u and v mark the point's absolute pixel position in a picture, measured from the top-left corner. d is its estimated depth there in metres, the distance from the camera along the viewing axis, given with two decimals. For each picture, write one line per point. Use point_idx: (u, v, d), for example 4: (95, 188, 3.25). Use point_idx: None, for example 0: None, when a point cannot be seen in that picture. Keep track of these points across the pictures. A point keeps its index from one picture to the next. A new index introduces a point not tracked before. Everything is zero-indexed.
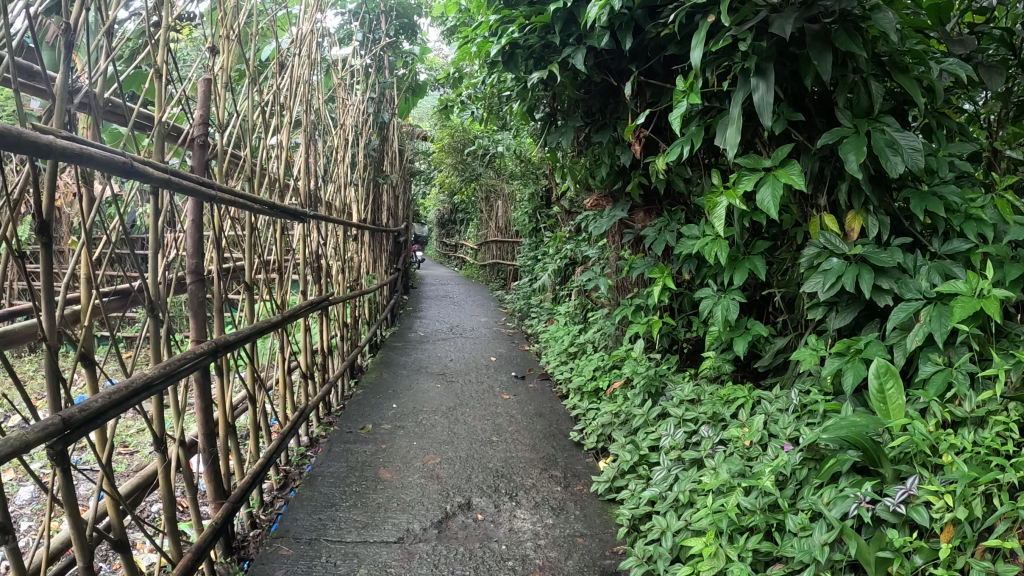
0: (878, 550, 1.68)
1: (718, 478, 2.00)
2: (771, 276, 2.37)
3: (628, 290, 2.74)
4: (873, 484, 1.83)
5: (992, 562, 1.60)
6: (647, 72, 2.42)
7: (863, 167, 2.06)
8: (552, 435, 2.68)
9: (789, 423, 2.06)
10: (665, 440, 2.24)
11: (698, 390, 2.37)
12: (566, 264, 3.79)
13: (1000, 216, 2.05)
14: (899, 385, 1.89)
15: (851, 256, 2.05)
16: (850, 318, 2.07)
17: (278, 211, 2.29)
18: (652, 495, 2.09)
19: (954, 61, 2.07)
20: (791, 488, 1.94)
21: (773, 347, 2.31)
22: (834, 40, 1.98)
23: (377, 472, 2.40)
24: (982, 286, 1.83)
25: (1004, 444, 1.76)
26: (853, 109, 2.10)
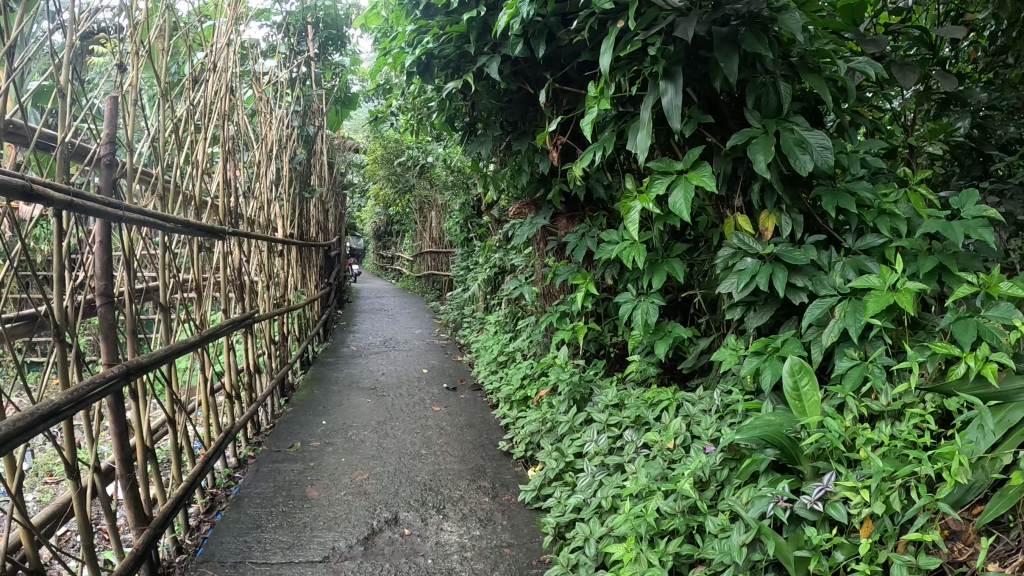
0: (797, 549, 1.68)
1: (639, 483, 1.96)
2: (691, 278, 2.35)
3: (554, 297, 2.74)
4: (791, 482, 1.80)
5: (913, 556, 1.60)
6: (563, 79, 2.42)
7: (774, 167, 2.05)
8: (482, 446, 2.66)
9: (712, 424, 2.03)
10: (590, 445, 2.22)
11: (622, 394, 2.35)
12: (496, 273, 3.84)
13: (914, 210, 2.03)
14: (813, 381, 1.84)
15: (765, 255, 2.03)
16: (767, 317, 2.04)
17: (193, 229, 2.25)
18: (576, 502, 2.06)
19: (863, 60, 2.10)
20: (711, 489, 1.91)
21: (696, 348, 2.30)
22: (741, 42, 1.98)
23: (304, 491, 2.37)
24: (894, 280, 1.80)
25: (921, 436, 1.73)
26: (764, 110, 2.10)
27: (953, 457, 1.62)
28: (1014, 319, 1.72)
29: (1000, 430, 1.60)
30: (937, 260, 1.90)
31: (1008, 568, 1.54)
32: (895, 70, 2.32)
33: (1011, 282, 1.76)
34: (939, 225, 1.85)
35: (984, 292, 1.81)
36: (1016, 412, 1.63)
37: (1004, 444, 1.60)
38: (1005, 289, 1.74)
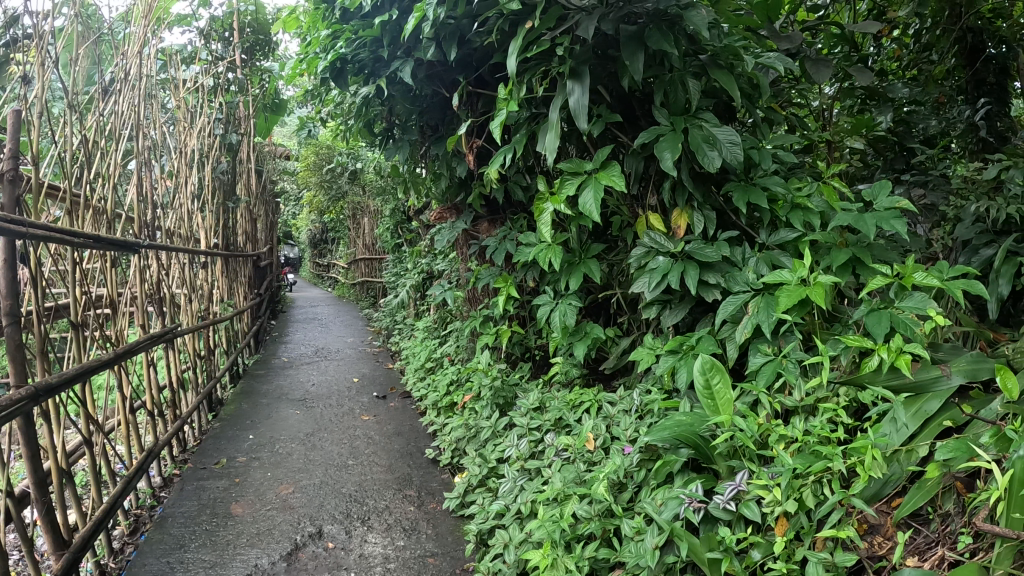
0: (708, 551, 1.56)
1: (554, 487, 1.90)
2: (610, 278, 2.34)
3: (479, 302, 2.75)
4: (705, 481, 1.69)
5: (829, 554, 1.47)
6: (477, 82, 2.43)
7: (683, 164, 2.03)
8: (410, 454, 2.66)
9: (630, 424, 1.97)
10: (511, 450, 2.18)
11: (545, 397, 2.32)
12: (425, 278, 4.05)
13: (826, 203, 2.01)
14: (726, 378, 1.70)
15: (676, 253, 2.00)
16: (683, 314, 2.02)
17: (105, 244, 2.18)
18: (497, 508, 1.99)
19: (772, 55, 2.10)
20: (628, 492, 1.83)
21: (617, 349, 2.28)
22: (646, 39, 1.96)
23: (229, 508, 2.31)
24: (806, 275, 1.74)
25: (835, 432, 1.61)
26: (672, 107, 2.08)
27: (866, 452, 1.50)
28: (928, 310, 1.62)
29: (914, 423, 1.53)
30: (850, 253, 1.86)
31: (927, 564, 1.41)
32: (808, 63, 2.35)
33: (925, 272, 1.68)
34: (850, 219, 1.80)
35: (898, 285, 1.74)
36: (931, 403, 1.55)
37: (919, 436, 1.53)
38: (919, 279, 1.65)
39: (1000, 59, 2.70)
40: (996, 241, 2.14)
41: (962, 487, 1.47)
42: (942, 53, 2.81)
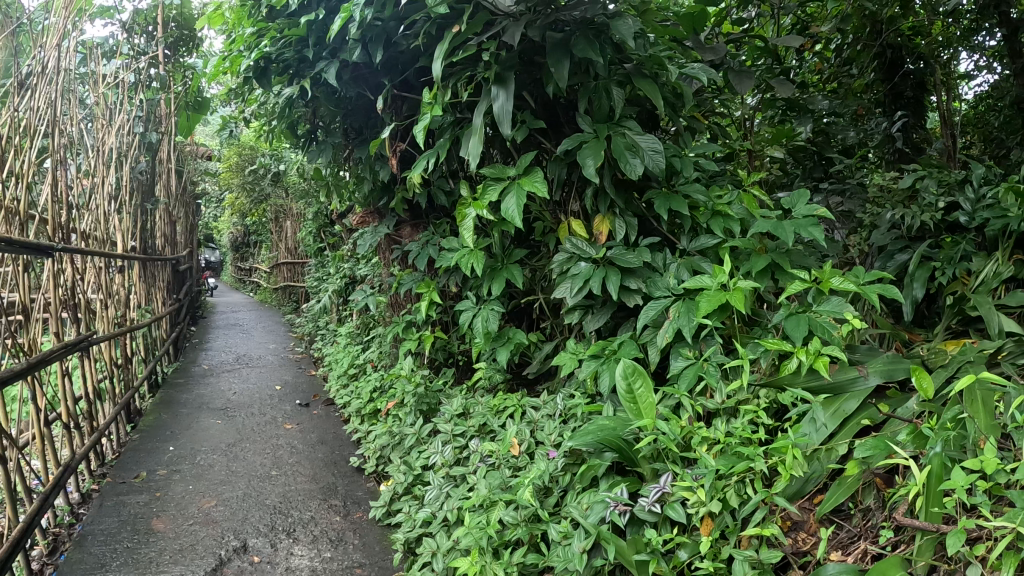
0: (636, 553, 1.55)
1: (480, 494, 1.86)
2: (533, 283, 2.34)
3: (401, 307, 2.75)
4: (630, 485, 1.68)
5: (755, 551, 1.47)
6: (402, 86, 2.43)
7: (606, 171, 2.04)
8: (334, 463, 2.63)
9: (554, 429, 1.95)
10: (435, 457, 2.14)
11: (469, 402, 2.31)
12: (347, 283, 4.04)
13: (746, 211, 2.06)
14: (647, 382, 1.69)
15: (599, 259, 2.00)
16: (605, 319, 2.03)
17: (20, 248, 2.06)
18: (424, 516, 1.95)
19: (697, 66, 2.12)
20: (554, 496, 1.81)
21: (540, 353, 2.28)
22: (573, 47, 1.95)
23: (150, 524, 2.22)
24: (727, 280, 1.75)
25: (756, 432, 1.61)
26: (596, 114, 2.08)
27: (787, 451, 1.52)
28: (845, 313, 1.66)
29: (832, 421, 1.57)
30: (768, 259, 1.88)
31: (851, 557, 1.43)
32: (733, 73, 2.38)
33: (842, 276, 1.72)
34: (770, 226, 1.82)
35: (816, 289, 1.76)
36: (850, 403, 1.60)
37: (838, 435, 1.57)
38: (836, 283, 1.69)
39: (916, 74, 3.33)
40: (911, 246, 2.28)
41: (881, 483, 1.50)
42: (863, 67, 3.40)
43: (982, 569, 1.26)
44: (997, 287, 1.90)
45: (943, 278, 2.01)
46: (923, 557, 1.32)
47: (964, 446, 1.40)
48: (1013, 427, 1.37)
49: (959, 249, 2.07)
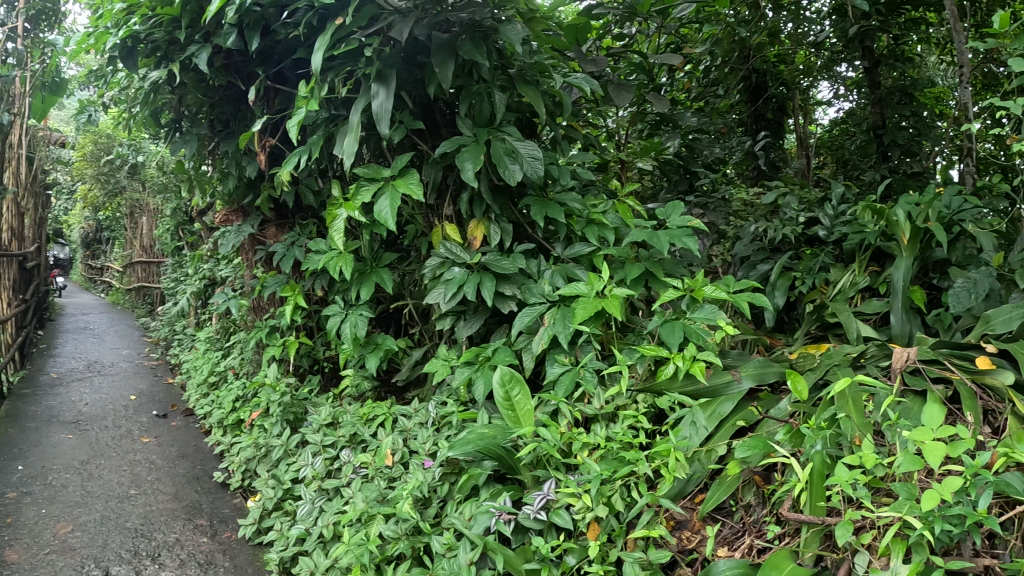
0: (525, 562, 1.48)
1: (358, 508, 1.68)
2: (402, 288, 2.15)
3: (264, 311, 2.65)
4: (513, 492, 1.56)
5: (643, 552, 1.43)
6: (275, 78, 2.35)
7: (484, 177, 1.79)
8: (196, 479, 2.46)
9: (429, 436, 1.79)
10: (305, 470, 1.91)
11: (337, 411, 2.11)
12: (206, 285, 3.78)
13: (621, 220, 1.79)
14: (525, 389, 1.53)
15: (473, 266, 1.71)
16: (478, 326, 1.74)
17: None
18: (297, 533, 1.73)
19: (581, 75, 1.99)
20: (434, 507, 1.65)
21: (410, 359, 2.08)
22: (459, 48, 1.82)
23: (1, 555, 1.96)
24: (603, 286, 1.54)
25: (637, 436, 1.53)
26: (475, 119, 1.94)
27: (669, 454, 1.46)
28: (720, 320, 1.56)
29: (712, 424, 1.50)
30: (643, 266, 1.66)
31: (738, 553, 1.40)
32: (610, 88, 2.23)
33: (715, 285, 1.61)
34: (644, 235, 1.58)
35: (688, 297, 1.64)
36: (725, 405, 1.55)
37: (715, 436, 1.51)
38: (708, 290, 1.57)
39: (777, 97, 3.38)
40: (773, 257, 2.19)
41: (759, 480, 1.48)
42: (729, 88, 3.23)
43: (869, 558, 1.27)
44: (853, 297, 1.87)
45: (805, 285, 1.96)
46: (811, 549, 1.31)
47: (841, 443, 1.40)
48: (886, 425, 1.38)
49: (817, 260, 2.01)
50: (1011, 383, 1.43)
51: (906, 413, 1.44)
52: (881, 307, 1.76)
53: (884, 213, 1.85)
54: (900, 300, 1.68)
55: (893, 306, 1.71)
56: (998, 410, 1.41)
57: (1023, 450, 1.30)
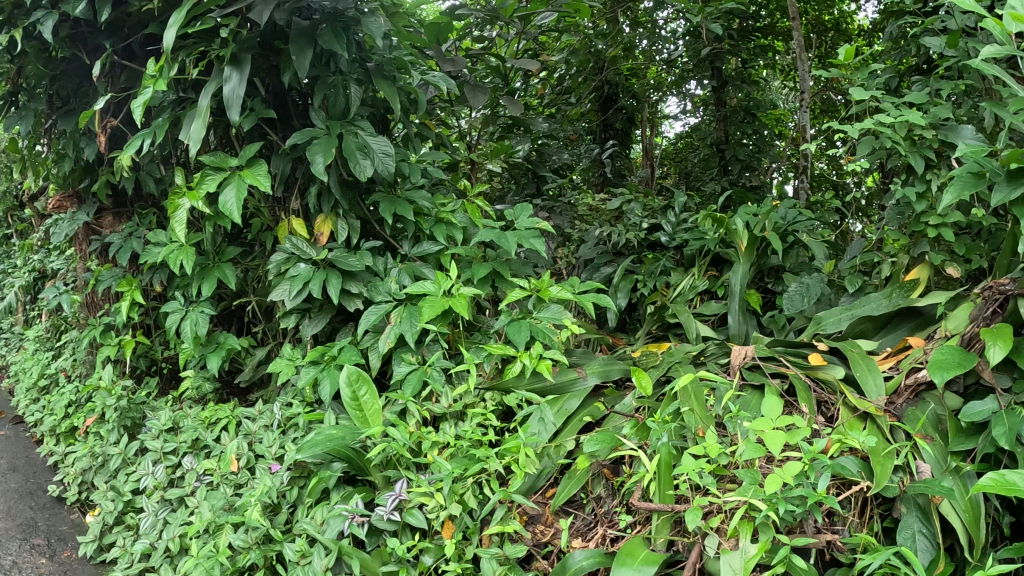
0: (381, 565, 1.47)
1: (204, 519, 1.61)
2: (244, 285, 1.97)
3: (98, 308, 2.49)
4: (364, 494, 1.55)
5: (498, 548, 1.44)
6: (123, 53, 2.21)
7: (333, 171, 1.70)
8: (29, 493, 2.25)
9: (275, 440, 1.71)
10: (145, 479, 1.78)
11: (176, 417, 1.91)
12: (35, 277, 3.54)
13: (470, 219, 1.81)
14: (373, 389, 1.56)
15: (318, 261, 1.67)
16: (323, 324, 1.69)
17: None
18: (142, 548, 1.63)
19: (439, 74, 1.88)
20: (283, 513, 1.61)
21: (252, 360, 1.91)
22: (318, 36, 1.65)
23: None
24: (449, 285, 1.60)
25: (485, 434, 1.55)
26: (329, 112, 1.79)
27: (519, 451, 1.48)
28: (565, 320, 1.58)
29: (559, 420, 1.54)
30: (491, 266, 1.68)
31: (592, 543, 1.42)
32: (467, 89, 2.23)
33: (561, 285, 1.64)
34: (492, 235, 1.61)
35: (535, 296, 1.64)
36: (572, 402, 1.59)
37: (562, 432, 1.55)
38: (555, 290, 1.59)
39: (627, 110, 3.46)
40: (615, 261, 2.24)
41: (608, 473, 1.53)
42: (581, 97, 3.30)
43: (719, 540, 1.31)
44: (692, 299, 1.94)
45: (646, 288, 2.01)
46: (663, 535, 1.34)
47: (685, 435, 1.43)
48: (728, 417, 1.42)
49: (658, 264, 2.08)
50: (840, 377, 1.54)
51: (747, 405, 1.49)
52: (718, 309, 1.86)
53: (724, 222, 1.95)
54: (737, 302, 1.76)
55: (730, 308, 1.78)
56: (828, 400, 1.51)
57: (855, 437, 1.39)
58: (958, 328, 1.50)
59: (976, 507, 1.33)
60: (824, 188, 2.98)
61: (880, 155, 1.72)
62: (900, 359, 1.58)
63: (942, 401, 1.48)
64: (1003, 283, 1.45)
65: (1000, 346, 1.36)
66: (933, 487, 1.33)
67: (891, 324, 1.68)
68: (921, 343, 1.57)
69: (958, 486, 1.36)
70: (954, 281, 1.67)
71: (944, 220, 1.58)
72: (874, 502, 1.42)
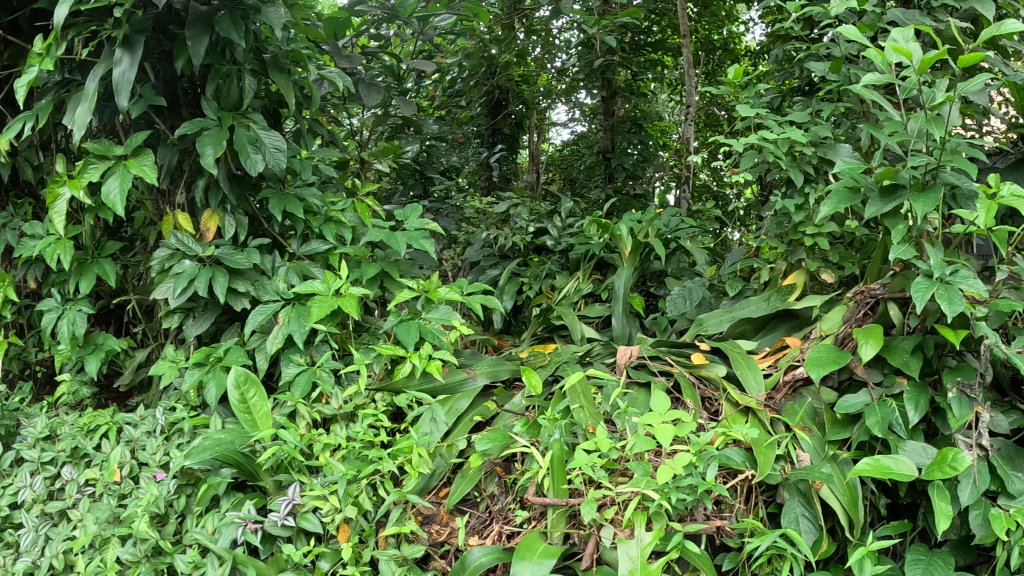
0: (276, 573, 1.47)
1: (89, 533, 1.55)
2: (122, 282, 1.84)
3: None
4: (255, 500, 1.55)
5: (395, 549, 1.45)
6: (9, 23, 1.93)
7: (221, 164, 1.66)
8: None
9: (159, 446, 1.67)
10: (21, 493, 1.66)
11: (53, 423, 1.80)
12: None
13: (359, 218, 1.81)
14: (262, 391, 1.56)
15: (204, 258, 1.64)
16: (208, 324, 1.68)
17: None
18: (21, 568, 1.54)
19: (335, 70, 1.79)
20: (172, 524, 1.57)
21: (133, 362, 1.81)
22: (214, 24, 1.59)
23: None
24: (338, 285, 1.62)
25: (377, 435, 1.54)
26: (221, 102, 1.70)
27: (412, 451, 1.49)
28: (454, 321, 1.62)
29: (450, 420, 1.55)
30: (380, 267, 1.70)
31: (490, 539, 1.44)
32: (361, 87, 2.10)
33: (449, 286, 1.67)
34: (382, 235, 1.65)
35: (423, 297, 1.66)
36: (462, 402, 1.61)
37: (453, 432, 1.57)
38: (445, 291, 1.62)
39: (517, 114, 3.51)
40: (502, 263, 2.24)
41: (501, 470, 1.54)
42: (472, 102, 3.38)
43: (614, 531, 1.32)
44: (577, 302, 1.95)
45: (532, 290, 2.02)
46: (560, 528, 1.35)
47: (575, 431, 1.45)
48: (618, 413, 1.44)
49: (544, 266, 2.09)
50: (723, 375, 1.58)
51: (634, 401, 1.52)
52: (602, 312, 1.88)
53: (609, 228, 1.97)
54: (621, 305, 1.79)
55: (614, 311, 1.82)
56: (712, 396, 1.55)
57: (738, 429, 1.43)
58: (832, 329, 1.57)
59: (854, 489, 1.40)
60: (705, 197, 3.10)
61: (761, 169, 1.72)
62: (778, 358, 1.62)
63: (819, 395, 1.53)
64: (873, 287, 1.54)
65: (871, 344, 1.44)
66: (813, 473, 1.38)
67: (769, 326, 1.71)
68: (798, 342, 1.61)
69: (836, 472, 1.42)
70: (827, 286, 1.73)
71: (820, 229, 1.63)
72: (758, 489, 1.46)
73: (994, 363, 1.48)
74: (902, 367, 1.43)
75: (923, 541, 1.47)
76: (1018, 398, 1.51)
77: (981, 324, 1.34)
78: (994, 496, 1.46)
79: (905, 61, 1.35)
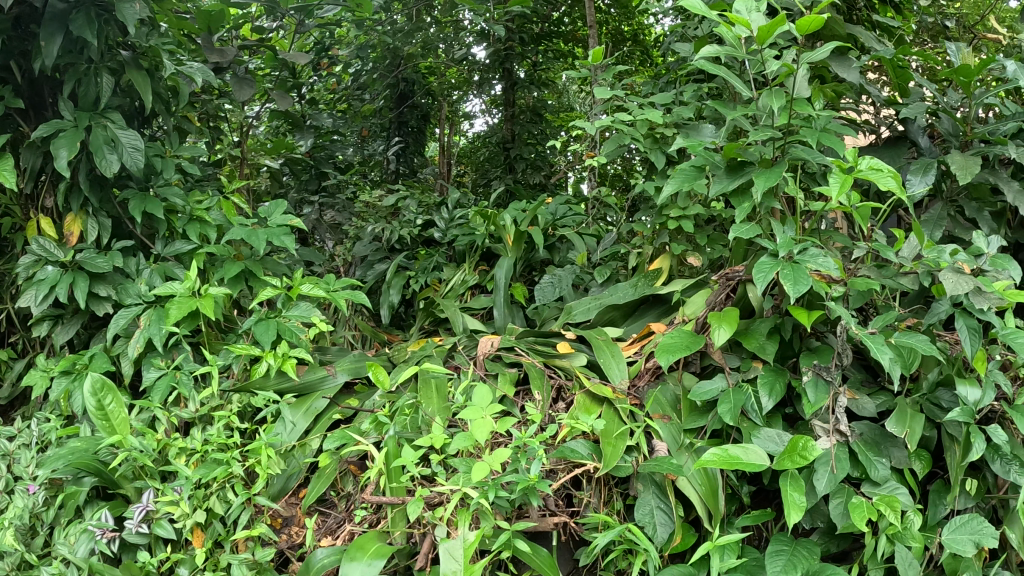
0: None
1: None
2: None
3: None
4: (115, 508, 1.52)
5: (250, 552, 1.42)
6: None
7: (80, 166, 1.63)
8: None
9: (31, 457, 1.65)
10: None
11: None
12: None
13: (225, 217, 1.81)
14: (120, 397, 1.50)
15: (66, 262, 1.62)
16: (75, 330, 1.67)
17: None
18: None
19: (194, 66, 1.74)
20: (39, 536, 1.55)
21: (11, 373, 1.79)
22: (69, 22, 1.55)
23: None
24: (198, 285, 1.60)
25: (232, 436, 1.52)
26: (79, 101, 1.66)
27: (262, 452, 1.47)
28: (313, 318, 1.61)
29: (304, 419, 1.55)
30: (243, 266, 1.70)
31: (338, 540, 1.39)
32: (233, 81, 2.10)
33: (311, 283, 1.66)
34: (242, 232, 1.61)
35: (284, 295, 1.65)
36: (320, 400, 1.61)
37: (311, 430, 1.56)
38: (305, 289, 1.62)
39: (420, 107, 3.58)
40: (390, 258, 2.23)
41: (355, 469, 1.51)
42: (374, 95, 3.43)
43: (450, 529, 1.26)
44: (464, 293, 1.98)
45: (417, 284, 2.04)
46: (400, 527, 1.31)
47: (419, 427, 1.42)
48: (458, 408, 1.43)
49: (431, 260, 2.09)
50: (580, 364, 1.55)
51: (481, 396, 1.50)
52: (488, 302, 1.90)
53: (494, 218, 2.00)
54: (502, 296, 1.81)
55: (496, 302, 1.83)
56: (566, 385, 1.50)
57: (586, 420, 1.38)
58: (693, 313, 1.52)
59: (711, 479, 1.34)
60: None
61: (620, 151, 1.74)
62: (642, 345, 1.58)
63: (678, 380, 1.49)
64: (733, 270, 1.48)
65: (724, 328, 1.36)
66: (663, 465, 1.30)
67: (636, 312, 1.69)
68: (661, 329, 1.56)
69: (691, 461, 1.37)
70: (694, 272, 1.70)
71: (685, 212, 1.60)
72: (612, 481, 1.40)
73: (853, 342, 1.42)
74: (757, 351, 1.37)
75: (786, 529, 1.42)
76: (885, 378, 1.46)
77: (832, 304, 1.25)
78: (858, 481, 1.39)
79: (747, 32, 1.30)
